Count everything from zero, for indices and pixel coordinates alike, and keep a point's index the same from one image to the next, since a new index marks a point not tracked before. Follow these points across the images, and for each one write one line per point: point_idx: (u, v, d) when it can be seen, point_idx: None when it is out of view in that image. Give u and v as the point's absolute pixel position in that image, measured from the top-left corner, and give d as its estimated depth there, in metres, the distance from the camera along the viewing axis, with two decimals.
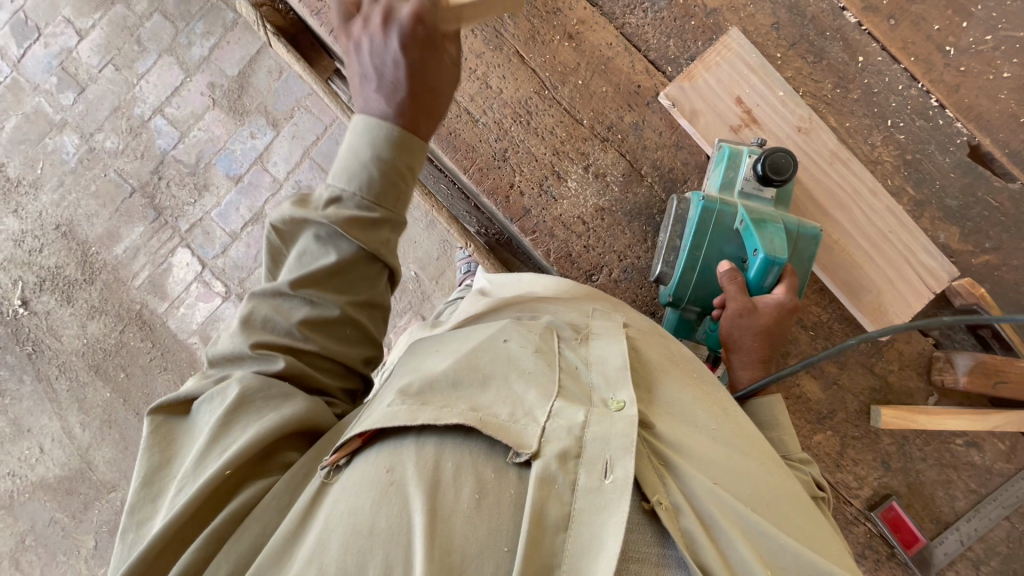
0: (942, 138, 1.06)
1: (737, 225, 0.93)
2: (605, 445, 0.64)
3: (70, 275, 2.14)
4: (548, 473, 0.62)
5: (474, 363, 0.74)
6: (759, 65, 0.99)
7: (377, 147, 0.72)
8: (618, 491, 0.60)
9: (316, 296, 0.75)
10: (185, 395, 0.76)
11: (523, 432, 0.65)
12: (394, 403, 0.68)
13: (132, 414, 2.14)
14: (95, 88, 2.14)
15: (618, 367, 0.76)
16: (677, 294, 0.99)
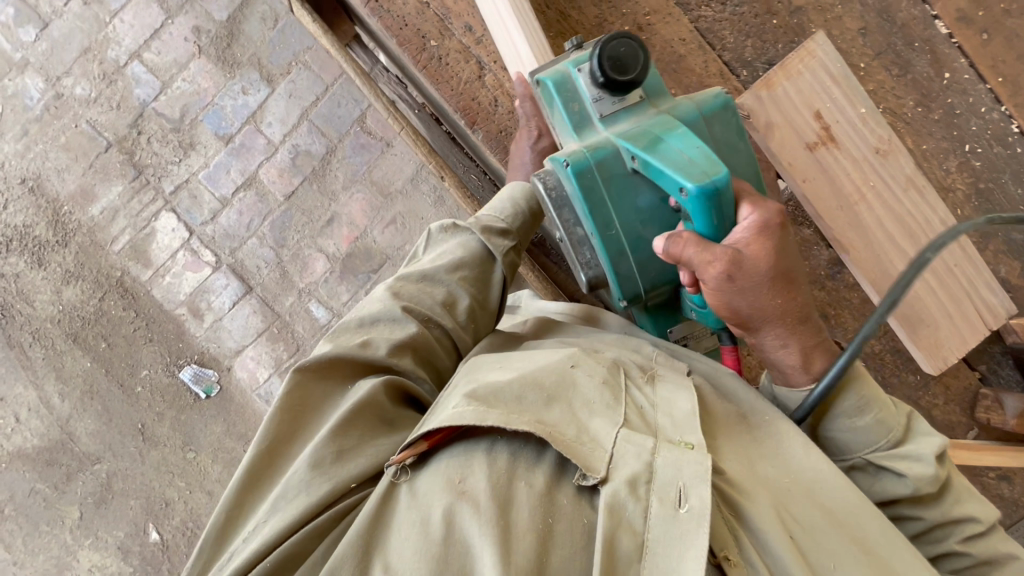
0: (1017, 167, 1.01)
1: (631, 168, 0.77)
2: (678, 472, 0.65)
3: (40, 235, 1.97)
4: (617, 499, 0.64)
5: (538, 379, 0.73)
6: (843, 78, 0.91)
7: (518, 194, 0.95)
8: (694, 520, 0.63)
9: (457, 284, 0.90)
10: (323, 356, 0.80)
11: (591, 456, 0.67)
12: (461, 405, 0.68)
13: (116, 386, 2.03)
14: (60, 25, 1.90)
15: (688, 414, 0.74)
16: (631, 292, 0.85)
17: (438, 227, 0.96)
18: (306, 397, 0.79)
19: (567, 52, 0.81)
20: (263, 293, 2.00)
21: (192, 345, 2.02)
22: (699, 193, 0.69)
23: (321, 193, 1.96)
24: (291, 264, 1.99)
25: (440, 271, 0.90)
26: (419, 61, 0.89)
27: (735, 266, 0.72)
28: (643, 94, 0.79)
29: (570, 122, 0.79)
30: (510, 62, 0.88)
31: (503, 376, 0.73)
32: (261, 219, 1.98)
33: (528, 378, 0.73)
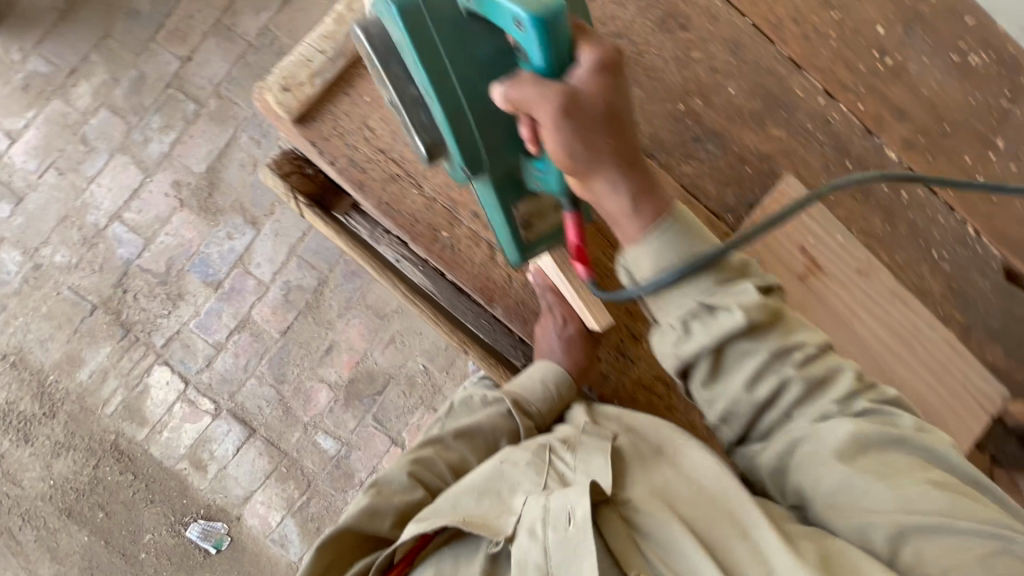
0: (980, 263, 1.07)
1: (465, 8, 0.67)
2: (564, 500, 0.70)
3: (25, 410, 1.89)
4: (521, 547, 0.68)
5: (472, 483, 0.79)
6: (817, 212, 1.00)
7: (545, 373, 0.91)
8: (579, 534, 0.66)
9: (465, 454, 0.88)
10: (337, 530, 0.79)
11: (500, 521, 0.73)
12: (409, 525, 0.77)
13: (118, 556, 1.91)
14: (36, 196, 1.90)
15: (601, 464, 0.77)
16: (471, 157, 0.72)
17: (465, 396, 0.94)
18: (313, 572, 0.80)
19: None
20: (268, 433, 1.96)
21: (197, 499, 1.93)
22: (534, 21, 0.58)
23: (316, 323, 1.97)
24: (293, 398, 1.96)
25: (453, 439, 0.88)
26: (435, 253, 0.95)
27: (573, 97, 0.62)
28: None
29: None
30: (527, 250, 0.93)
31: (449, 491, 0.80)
32: (258, 358, 1.96)
33: (465, 486, 0.79)
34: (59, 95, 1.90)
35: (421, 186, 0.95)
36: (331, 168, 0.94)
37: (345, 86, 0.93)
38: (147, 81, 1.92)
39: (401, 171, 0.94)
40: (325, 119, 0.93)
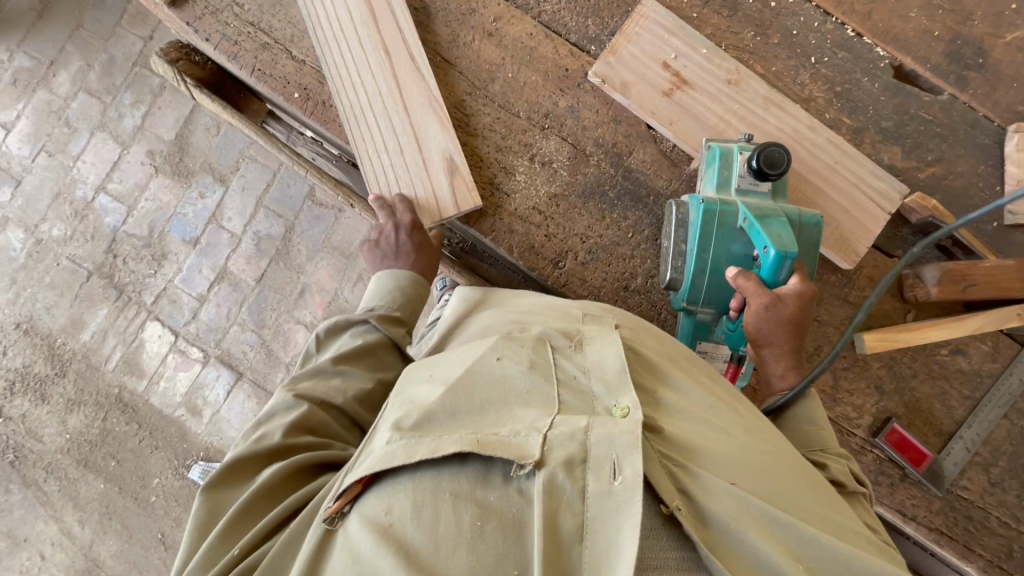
0: (865, 64, 1.04)
1: (742, 220, 0.85)
2: (611, 444, 0.50)
3: (40, 371, 2.09)
4: (554, 483, 0.49)
5: (467, 386, 0.60)
6: (679, 28, 1.01)
7: (399, 279, 0.93)
8: (629, 493, 0.47)
9: (349, 371, 0.80)
10: (227, 461, 0.70)
11: (526, 441, 0.52)
12: (389, 440, 0.55)
13: (131, 500, 2.06)
14: (31, 179, 2.11)
15: (618, 370, 0.62)
16: (692, 300, 0.89)
17: (324, 331, 0.85)
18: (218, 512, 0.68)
19: (744, 138, 0.92)
20: (254, 376, 2.07)
21: (196, 443, 2.06)
22: (779, 255, 0.78)
23: (288, 269, 2.08)
24: (273, 341, 2.06)
25: (331, 363, 0.81)
26: (308, 110, 1.01)
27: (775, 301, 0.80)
28: (771, 188, 0.89)
29: (714, 181, 0.91)
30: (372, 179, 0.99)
31: (431, 392, 0.61)
32: (239, 306, 2.08)
33: (454, 388, 0.60)
34: (44, 86, 2.12)
35: (290, 51, 1.02)
36: (207, 45, 1.02)
37: None
38: (116, 62, 2.10)
39: (270, 39, 1.02)
40: (197, 2, 1.02)
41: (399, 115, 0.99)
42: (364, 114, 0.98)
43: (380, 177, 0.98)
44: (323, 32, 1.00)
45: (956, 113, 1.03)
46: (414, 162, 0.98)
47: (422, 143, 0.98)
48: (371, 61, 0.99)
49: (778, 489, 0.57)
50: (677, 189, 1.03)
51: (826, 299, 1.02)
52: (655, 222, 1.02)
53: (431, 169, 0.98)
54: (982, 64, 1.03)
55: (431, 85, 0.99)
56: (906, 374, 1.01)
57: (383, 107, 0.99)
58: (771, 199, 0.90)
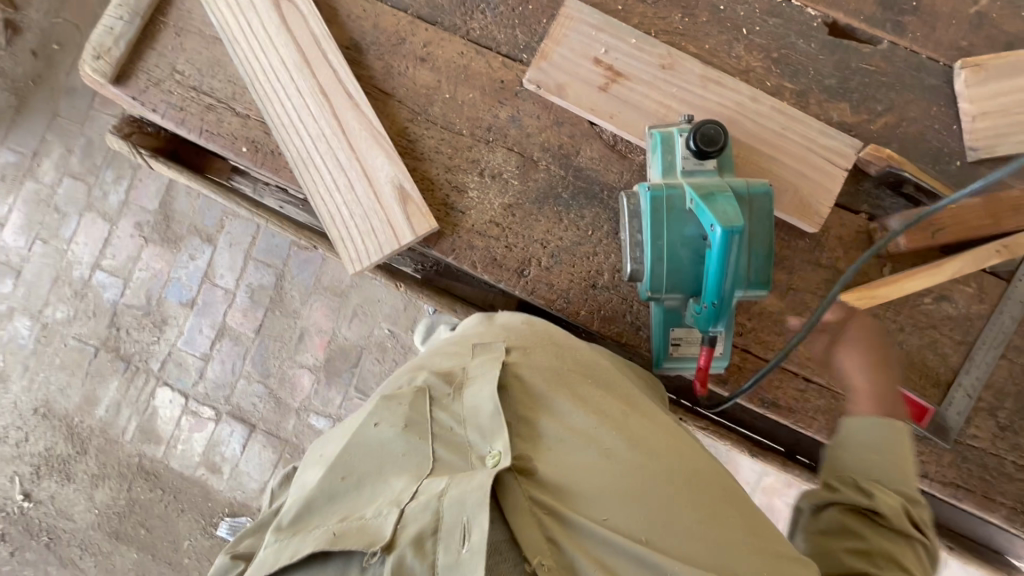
0: (798, 27, 1.03)
1: (690, 202, 0.84)
2: (461, 508, 0.57)
3: (62, 452, 2.14)
4: (404, 566, 0.56)
5: (343, 464, 0.66)
6: (605, 23, 1.01)
7: None
8: (474, 559, 0.54)
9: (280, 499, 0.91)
10: None
11: (382, 525, 0.59)
12: (268, 543, 0.63)
13: (166, 565, 2.09)
14: (30, 267, 2.19)
15: (491, 413, 0.67)
16: (655, 288, 0.88)
17: None
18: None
19: (684, 121, 0.92)
20: (266, 426, 2.09)
21: (220, 500, 2.09)
22: (726, 231, 0.76)
23: (285, 316, 2.11)
24: (280, 389, 2.09)
25: (262, 491, 0.92)
26: (258, 161, 1.04)
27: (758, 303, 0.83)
28: (718, 166, 0.89)
29: (659, 167, 0.90)
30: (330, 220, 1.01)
31: (315, 476, 0.67)
32: (242, 360, 2.12)
33: (332, 469, 0.66)
34: (30, 177, 2.20)
35: (234, 108, 1.05)
36: (156, 115, 1.06)
37: (149, 43, 1.06)
38: (95, 143, 2.17)
39: (213, 100, 1.05)
40: (139, 76, 1.06)
41: (344, 151, 1.01)
42: (312, 158, 1.01)
43: (335, 217, 1.00)
44: (262, 85, 1.02)
45: (898, 60, 1.02)
46: (367, 197, 1.00)
47: (371, 177, 1.00)
48: (311, 106, 1.01)
49: (645, 516, 0.64)
50: (630, 180, 1.03)
51: (797, 266, 1.01)
52: (612, 216, 1.02)
53: (385, 200, 1.00)
54: (917, 7, 1.02)
55: (373, 120, 1.01)
56: (892, 329, 0.99)
57: (330, 147, 1.01)
58: (720, 176, 0.89)
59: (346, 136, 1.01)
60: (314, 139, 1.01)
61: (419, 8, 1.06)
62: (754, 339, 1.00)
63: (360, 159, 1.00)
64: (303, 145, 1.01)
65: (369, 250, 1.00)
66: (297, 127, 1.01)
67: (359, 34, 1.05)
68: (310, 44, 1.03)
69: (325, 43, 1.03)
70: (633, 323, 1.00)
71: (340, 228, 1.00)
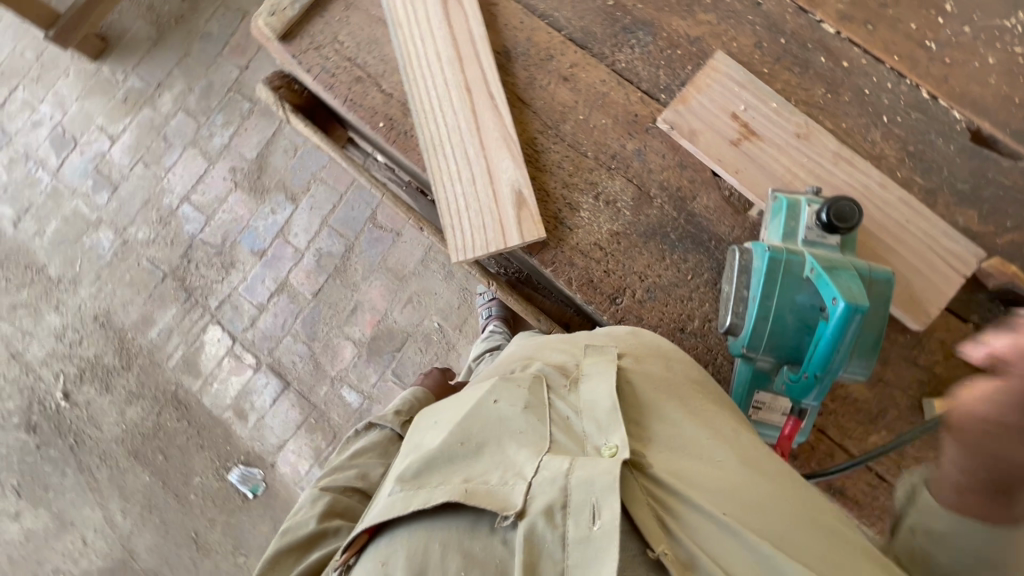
0: (941, 127, 1.03)
1: (808, 271, 0.85)
2: (588, 488, 0.62)
3: (108, 363, 2.23)
4: (536, 533, 0.62)
5: (465, 431, 0.73)
6: (749, 82, 1.04)
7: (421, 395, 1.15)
8: (607, 538, 0.59)
9: (365, 464, 1.00)
10: (267, 558, 0.87)
11: (510, 493, 0.65)
12: (394, 491, 0.70)
13: (172, 496, 2.13)
14: (127, 185, 2.32)
15: (608, 410, 0.73)
16: (755, 346, 0.88)
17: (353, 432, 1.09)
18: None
19: (812, 191, 0.93)
20: (300, 387, 2.14)
21: (239, 447, 2.13)
22: (848, 307, 0.77)
23: (344, 286, 2.17)
24: (322, 354, 2.14)
25: (347, 460, 1.01)
26: (391, 138, 1.09)
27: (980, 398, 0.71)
28: (839, 243, 0.89)
29: (780, 232, 0.91)
30: (444, 211, 1.05)
31: (435, 440, 0.74)
32: (293, 318, 2.18)
33: (455, 434, 0.73)
34: (149, 104, 2.36)
35: (381, 85, 1.11)
36: (307, 75, 1.13)
37: (319, 10, 1.14)
38: (214, 87, 2.32)
39: (364, 73, 1.12)
40: (303, 37, 1.13)
41: (473, 147, 1.05)
42: (442, 145, 1.05)
43: (451, 205, 1.04)
44: (413, 70, 1.08)
45: None
46: (485, 194, 1.04)
47: (495, 177, 1.04)
48: (454, 99, 1.07)
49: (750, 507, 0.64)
50: (740, 236, 1.03)
51: (892, 359, 0.99)
52: (715, 266, 1.02)
53: (503, 201, 1.03)
54: None
55: (508, 124, 1.05)
56: None
57: (461, 140, 1.05)
58: (840, 252, 0.89)
59: (481, 134, 1.05)
60: (449, 130, 1.06)
61: (573, 30, 1.10)
62: (833, 422, 0.99)
63: (489, 158, 1.05)
64: (438, 132, 1.06)
65: (476, 244, 1.03)
66: (436, 115, 1.06)
67: (511, 42, 1.11)
68: (466, 43, 1.09)
69: (479, 44, 1.08)
70: (713, 375, 1.00)
71: (453, 217, 1.04)
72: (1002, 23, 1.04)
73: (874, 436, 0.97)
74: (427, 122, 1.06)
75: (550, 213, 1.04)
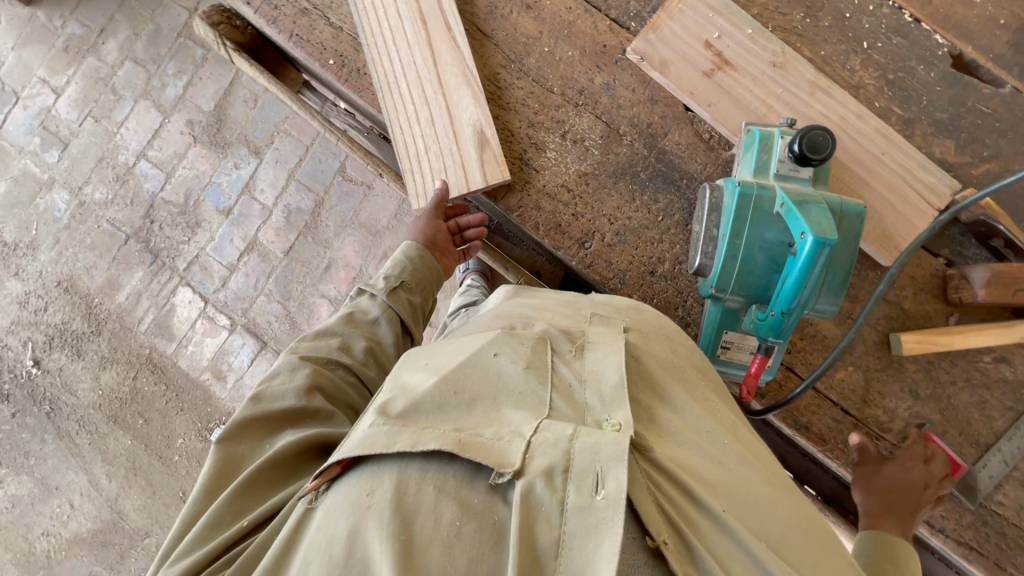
0: (921, 52, 0.98)
1: (778, 207, 0.81)
2: (594, 455, 0.56)
3: (77, 329, 2.17)
4: (532, 493, 0.56)
5: (457, 382, 0.68)
6: (723, 6, 0.97)
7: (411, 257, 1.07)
8: (610, 507, 0.53)
9: (348, 333, 0.95)
10: (242, 416, 0.81)
11: (507, 449, 0.59)
12: (374, 424, 0.63)
13: (156, 458, 2.13)
14: (78, 142, 2.19)
15: (615, 384, 0.70)
16: (723, 285, 0.86)
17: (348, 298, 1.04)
18: (234, 463, 0.77)
19: (787, 123, 0.88)
20: (277, 346, 2.11)
21: (219, 408, 2.12)
22: (817, 241, 0.74)
23: (316, 243, 2.10)
24: (298, 313, 2.10)
25: (334, 324, 0.96)
26: (342, 77, 1.02)
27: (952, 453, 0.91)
28: (812, 176, 0.86)
29: (752, 166, 0.87)
30: (402, 155, 0.99)
31: (425, 383, 0.68)
32: (266, 277, 2.12)
33: (448, 383, 0.68)
34: (93, 53, 2.19)
35: (329, 18, 1.02)
36: (248, 8, 1.03)
37: None
38: (162, 32, 2.15)
39: (309, 5, 1.02)
40: None
41: (431, 83, 0.98)
42: (397, 82, 0.98)
43: (409, 148, 0.98)
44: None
45: (1017, 108, 0.97)
46: (445, 134, 0.98)
47: (454, 116, 0.98)
48: (409, 31, 0.99)
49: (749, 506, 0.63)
50: (712, 174, 0.99)
51: (862, 297, 0.98)
52: (687, 206, 0.99)
53: (463, 142, 0.97)
54: None
55: (467, 58, 0.98)
56: (944, 381, 0.96)
57: (417, 76, 0.98)
58: (813, 186, 0.86)
59: (438, 69, 0.98)
60: (404, 64, 0.98)
61: None
62: (801, 360, 0.99)
63: (448, 96, 0.98)
64: (392, 67, 0.98)
65: (436, 188, 0.98)
66: (389, 49, 0.98)
67: None
68: None
69: None
70: (684, 318, 0.98)
71: (412, 161, 0.98)
72: None
73: (841, 372, 0.98)
74: (379, 57, 0.99)
75: (515, 154, 0.99)
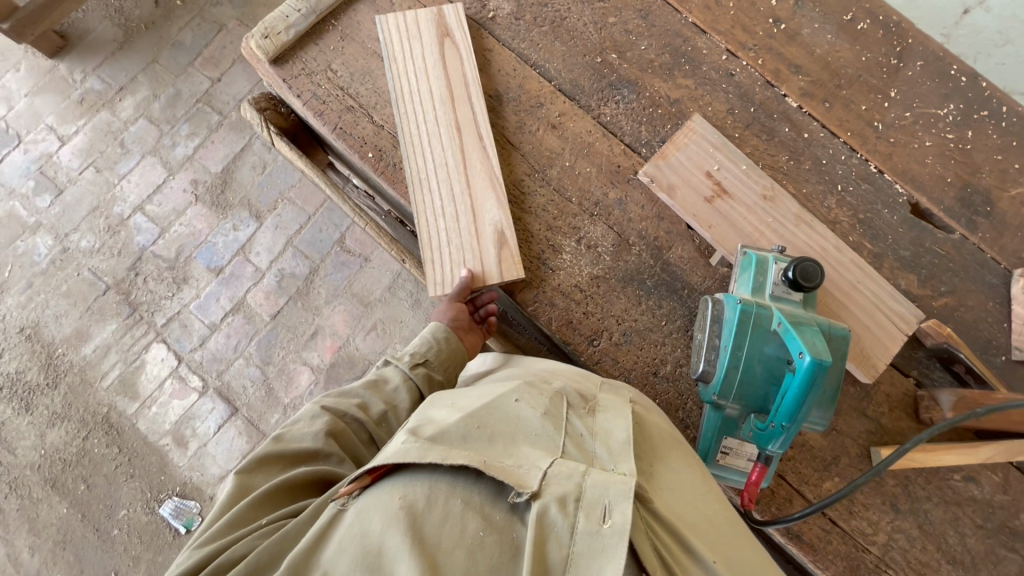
0: (886, 198, 1.15)
1: (775, 325, 0.91)
2: (604, 490, 0.62)
3: (31, 380, 2.04)
4: (546, 516, 0.61)
5: (482, 419, 0.71)
6: (722, 144, 1.11)
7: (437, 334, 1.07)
8: (616, 536, 0.59)
9: (368, 394, 0.94)
10: (262, 452, 0.83)
11: (527, 474, 0.64)
12: (407, 440, 0.67)
13: (91, 531, 1.93)
14: (73, 190, 2.19)
15: (623, 441, 0.72)
16: (725, 392, 0.92)
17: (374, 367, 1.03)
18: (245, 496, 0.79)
19: (778, 249, 1.00)
20: (248, 414, 2.02)
21: (174, 477, 1.97)
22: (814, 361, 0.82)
23: (305, 309, 2.09)
24: (275, 380, 2.04)
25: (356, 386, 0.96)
26: (378, 169, 1.10)
27: None
28: (801, 299, 0.96)
29: (750, 286, 0.97)
30: (424, 243, 1.06)
31: (450, 417, 0.72)
32: (248, 340, 2.08)
33: (473, 417, 0.71)
34: (108, 108, 2.25)
35: (372, 116, 1.12)
36: (297, 99, 1.13)
37: (313, 38, 1.16)
38: (181, 96, 2.25)
39: (355, 103, 1.13)
40: (295, 62, 1.14)
41: (459, 183, 1.07)
42: (428, 179, 1.07)
43: (432, 238, 1.05)
44: (404, 104, 1.10)
45: (966, 252, 1.12)
46: (467, 230, 1.05)
47: (478, 215, 1.06)
48: (443, 136, 1.09)
49: (731, 555, 0.68)
50: (711, 287, 1.09)
51: (844, 410, 1.06)
52: (687, 314, 1.07)
53: (484, 240, 1.05)
54: (991, 212, 1.14)
55: (494, 165, 1.08)
56: (920, 496, 1.03)
57: (447, 176, 1.07)
58: (803, 308, 0.96)
59: (467, 172, 1.08)
60: (437, 165, 1.08)
61: (562, 81, 1.16)
62: (791, 468, 1.04)
63: (477, 196, 1.07)
64: (425, 167, 1.08)
65: (455, 279, 1.04)
66: (424, 150, 1.08)
67: (503, 88, 1.15)
68: (460, 84, 1.12)
69: (472, 88, 1.12)
70: (683, 420, 1.04)
71: (433, 249, 1.05)
72: (936, 112, 1.18)
73: (828, 482, 1.03)
74: (413, 155, 1.08)
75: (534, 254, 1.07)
